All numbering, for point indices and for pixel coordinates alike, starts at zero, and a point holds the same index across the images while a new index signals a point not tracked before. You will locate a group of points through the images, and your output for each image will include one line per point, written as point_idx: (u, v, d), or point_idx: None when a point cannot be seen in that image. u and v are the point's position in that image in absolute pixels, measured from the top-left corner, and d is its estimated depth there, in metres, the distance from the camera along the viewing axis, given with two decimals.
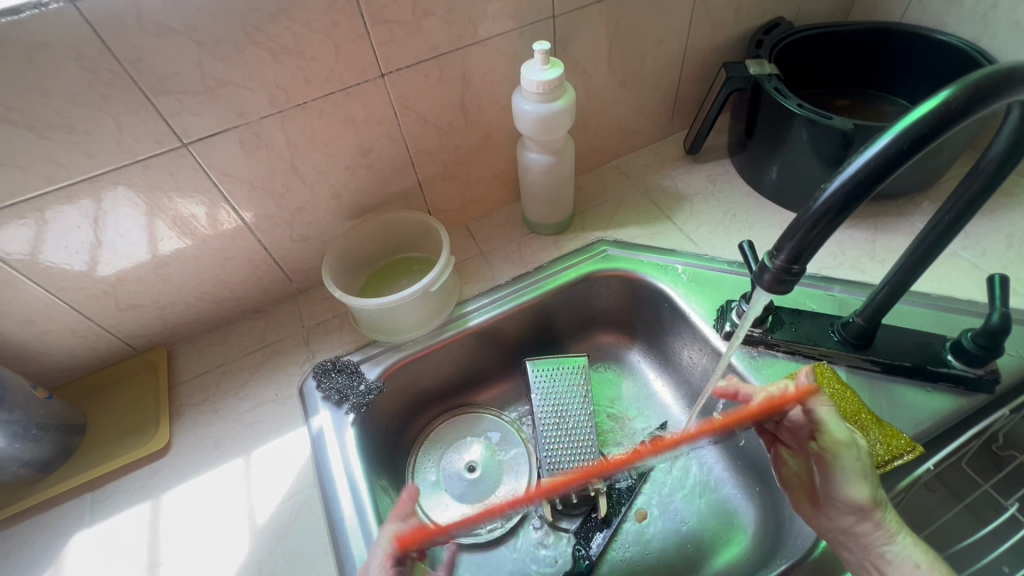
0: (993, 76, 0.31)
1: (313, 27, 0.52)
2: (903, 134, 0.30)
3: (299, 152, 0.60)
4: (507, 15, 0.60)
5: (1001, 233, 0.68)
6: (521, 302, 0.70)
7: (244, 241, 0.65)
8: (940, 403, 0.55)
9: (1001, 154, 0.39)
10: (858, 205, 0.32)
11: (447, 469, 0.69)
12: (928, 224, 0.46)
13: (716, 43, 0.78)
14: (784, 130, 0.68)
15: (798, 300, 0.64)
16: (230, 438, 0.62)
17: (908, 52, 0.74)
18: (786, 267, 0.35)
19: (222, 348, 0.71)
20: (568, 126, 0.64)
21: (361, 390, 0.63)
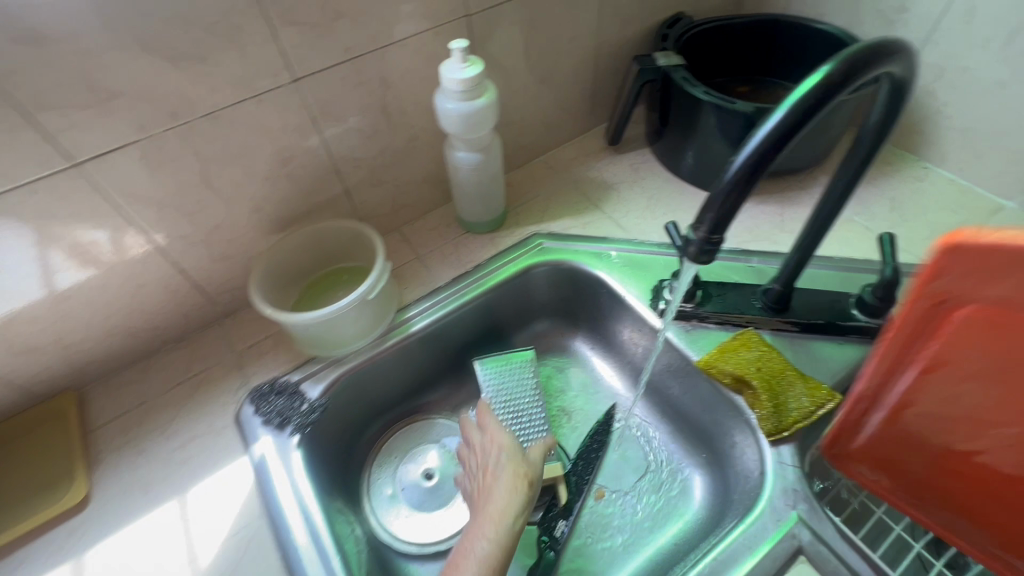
0: (864, 50, 0.35)
1: (214, 31, 0.49)
2: (794, 106, 0.33)
3: (212, 165, 0.56)
4: (422, 15, 0.60)
5: (885, 198, 0.76)
6: (462, 302, 0.70)
7: (157, 266, 0.60)
8: (853, 353, 0.61)
9: (878, 122, 0.43)
10: (763, 176, 0.35)
11: (403, 480, 0.69)
12: (825, 193, 0.50)
13: (625, 38, 0.81)
14: (695, 117, 0.72)
15: (722, 274, 0.68)
16: (160, 481, 0.57)
17: (795, 39, 0.81)
18: (708, 238, 0.37)
19: (142, 385, 0.65)
20: (493, 122, 0.64)
21: (303, 410, 0.60)
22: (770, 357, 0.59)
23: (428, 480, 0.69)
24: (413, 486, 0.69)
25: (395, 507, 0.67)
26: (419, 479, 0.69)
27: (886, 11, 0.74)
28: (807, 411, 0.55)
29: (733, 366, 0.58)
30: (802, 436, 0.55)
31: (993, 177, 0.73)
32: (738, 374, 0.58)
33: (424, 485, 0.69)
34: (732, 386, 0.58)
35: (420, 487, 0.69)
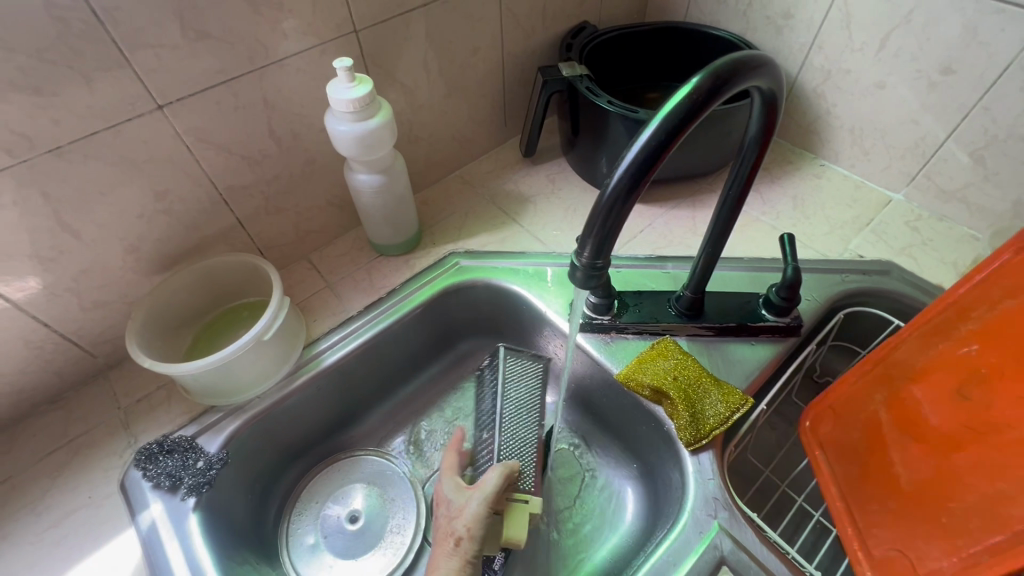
0: (729, 65, 0.34)
1: (47, 57, 0.43)
2: (659, 127, 0.33)
3: (66, 206, 0.50)
4: (303, 33, 0.56)
5: (788, 196, 0.79)
6: (377, 330, 0.66)
7: (11, 323, 0.53)
8: (764, 352, 0.62)
9: (757, 134, 0.43)
10: (639, 197, 0.35)
11: (326, 525, 0.65)
12: (721, 202, 0.50)
13: (530, 49, 0.81)
14: (602, 126, 0.72)
15: (638, 282, 0.68)
16: (28, 569, 0.50)
17: (695, 46, 0.83)
18: (592, 264, 0.37)
19: (8, 457, 0.57)
20: (392, 142, 0.61)
21: (198, 467, 0.55)
22: (685, 364, 0.59)
23: (353, 523, 0.65)
24: (337, 530, 0.64)
25: (317, 557, 0.62)
26: (343, 521, 0.65)
27: (774, 18, 0.77)
28: (722, 417, 0.55)
29: (651, 378, 0.58)
30: (719, 442, 0.55)
31: (881, 171, 0.77)
32: (656, 386, 0.58)
33: (348, 528, 0.65)
34: (651, 397, 0.58)
35: (344, 531, 0.64)
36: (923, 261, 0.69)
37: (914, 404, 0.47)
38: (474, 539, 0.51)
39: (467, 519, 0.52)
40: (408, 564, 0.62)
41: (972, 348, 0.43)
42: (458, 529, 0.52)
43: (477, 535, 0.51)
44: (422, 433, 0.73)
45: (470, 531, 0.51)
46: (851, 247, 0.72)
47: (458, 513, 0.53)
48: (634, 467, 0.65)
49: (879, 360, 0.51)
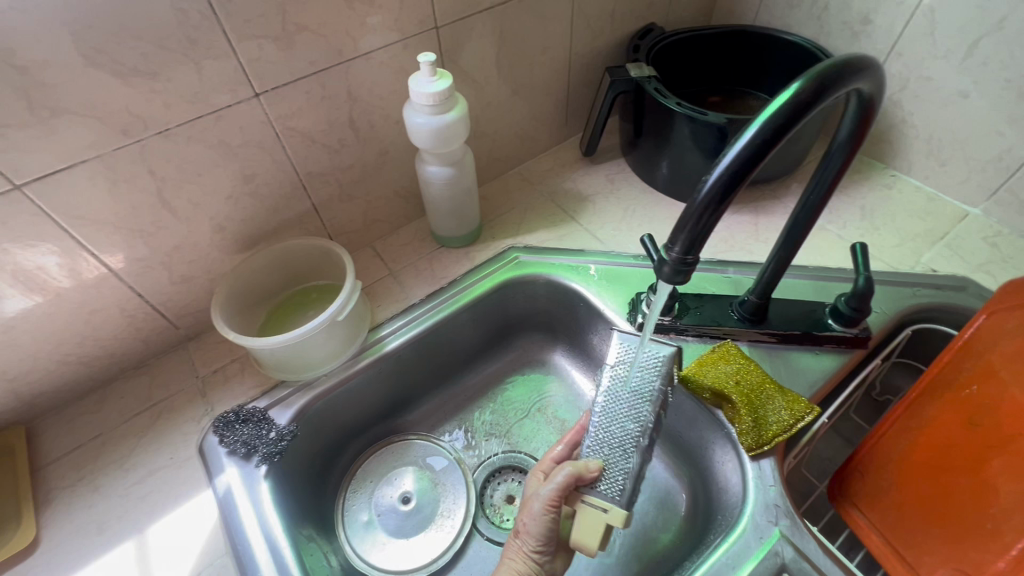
0: (834, 67, 0.34)
1: (166, 45, 0.46)
2: (765, 124, 0.33)
3: (168, 185, 0.54)
4: (389, 28, 0.58)
5: (856, 206, 0.77)
6: (438, 318, 0.68)
7: (111, 290, 0.57)
8: (829, 362, 0.61)
9: (847, 138, 0.43)
10: (736, 195, 0.35)
11: (379, 505, 0.67)
12: (799, 206, 0.50)
13: (597, 49, 0.81)
14: (668, 128, 0.72)
15: (699, 285, 0.68)
16: (117, 520, 0.54)
17: (765, 51, 0.82)
18: (681, 258, 0.37)
19: (98, 415, 0.61)
20: (464, 136, 0.63)
21: (271, 438, 0.57)
22: (748, 370, 0.59)
23: (405, 504, 0.67)
24: (390, 510, 0.66)
25: (372, 534, 0.65)
26: (396, 502, 0.67)
27: (851, 23, 0.75)
28: (785, 424, 0.54)
29: (712, 380, 0.58)
30: (780, 450, 0.55)
31: (958, 184, 0.74)
32: (716, 388, 0.57)
33: (401, 509, 0.66)
34: (710, 399, 0.58)
35: (397, 511, 0.66)
36: (1001, 278, 0.66)
37: (937, 431, 0.51)
38: (530, 535, 0.52)
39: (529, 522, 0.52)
40: (458, 548, 0.64)
41: (973, 388, 0.49)
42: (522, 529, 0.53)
43: (533, 533, 0.52)
44: (472, 423, 0.74)
45: (528, 527, 0.52)
46: (923, 261, 0.69)
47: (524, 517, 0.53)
48: (684, 470, 0.65)
49: (891, 418, 0.54)
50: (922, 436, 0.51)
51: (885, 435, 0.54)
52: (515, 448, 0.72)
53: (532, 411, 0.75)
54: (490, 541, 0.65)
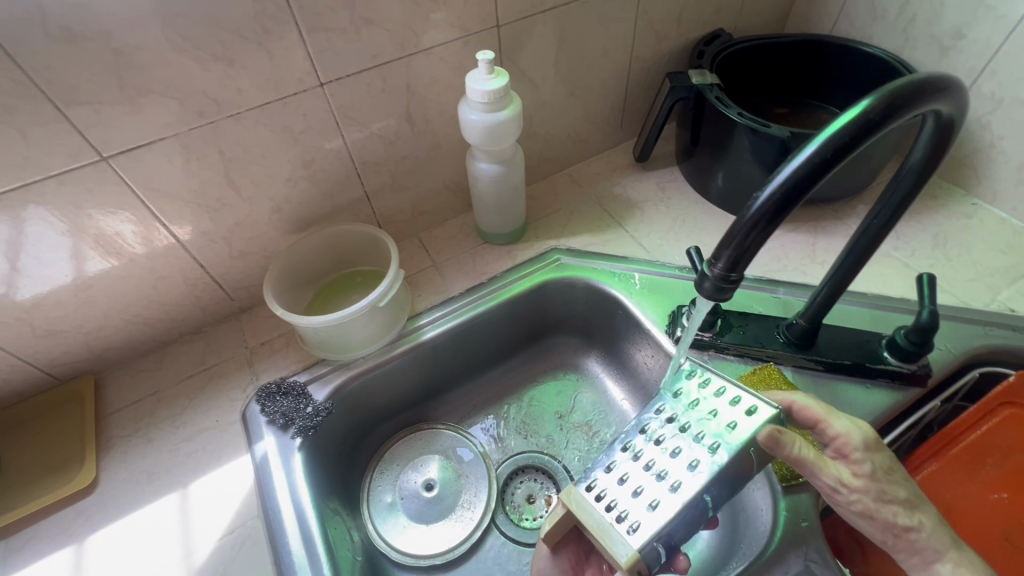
0: (908, 86, 0.32)
1: (244, 34, 0.49)
2: (827, 141, 0.31)
3: (235, 165, 0.57)
4: (451, 24, 0.60)
5: (928, 233, 0.72)
6: (476, 314, 0.69)
7: (177, 259, 0.61)
8: (880, 398, 0.57)
9: (919, 162, 0.40)
10: (788, 214, 0.33)
11: (403, 488, 0.69)
12: (859, 229, 0.47)
13: (660, 54, 0.80)
14: (726, 138, 0.70)
15: (745, 304, 0.65)
16: (165, 472, 0.58)
17: (840, 62, 0.77)
18: (725, 275, 0.35)
19: (157, 373, 0.66)
20: (517, 135, 0.63)
21: (308, 412, 0.60)
22: None
23: (428, 491, 0.69)
24: (413, 494, 0.68)
25: (394, 516, 0.66)
26: (420, 488, 0.69)
27: (940, 37, 0.70)
28: None
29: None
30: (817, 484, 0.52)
31: None
32: None
33: (424, 495, 0.68)
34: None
35: (420, 496, 0.68)
36: None
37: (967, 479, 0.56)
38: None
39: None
40: (475, 539, 0.65)
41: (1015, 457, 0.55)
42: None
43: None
44: (500, 420, 0.75)
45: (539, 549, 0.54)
46: (999, 299, 0.64)
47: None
48: None
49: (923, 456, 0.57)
50: (952, 483, 0.56)
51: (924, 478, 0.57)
52: (540, 449, 0.73)
53: (561, 414, 0.75)
54: (508, 539, 0.66)
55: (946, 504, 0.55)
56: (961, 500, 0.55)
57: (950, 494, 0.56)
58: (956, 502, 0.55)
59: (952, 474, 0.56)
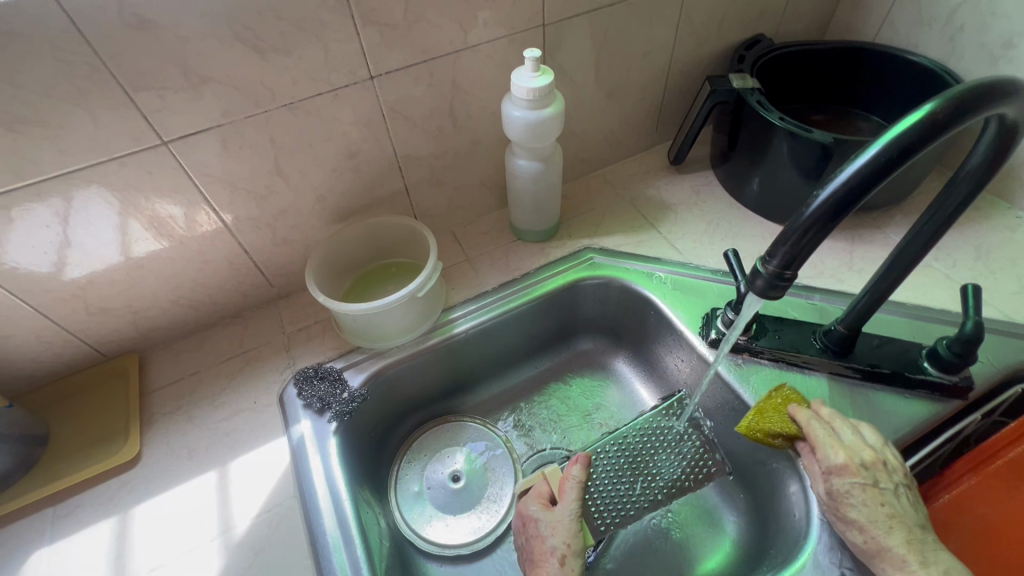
0: (975, 90, 0.33)
1: (302, 26, 0.51)
2: (891, 143, 0.32)
3: (284, 153, 0.59)
4: (498, 22, 0.61)
5: (970, 245, 0.70)
6: (508, 309, 0.70)
7: (223, 243, 0.63)
8: (918, 409, 0.57)
9: (978, 167, 0.41)
10: (847, 214, 0.34)
11: (430, 479, 0.70)
12: (908, 235, 0.47)
13: (700, 57, 0.80)
14: (765, 143, 0.69)
15: (781, 308, 0.65)
16: (205, 449, 0.60)
17: (883, 71, 0.77)
18: (778, 273, 0.36)
19: (198, 355, 0.68)
20: (557, 133, 0.64)
21: (343, 398, 0.62)
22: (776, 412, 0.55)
23: (454, 482, 0.69)
24: (440, 485, 0.69)
25: (421, 506, 0.67)
26: (446, 479, 0.70)
27: (990, 46, 0.69)
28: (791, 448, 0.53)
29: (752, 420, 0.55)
30: None
31: None
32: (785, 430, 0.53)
33: (450, 486, 0.69)
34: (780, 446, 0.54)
35: (447, 487, 0.69)
36: None
37: (1008, 496, 0.55)
38: (575, 554, 0.49)
39: (564, 534, 0.50)
40: (500, 532, 0.66)
41: None
42: (557, 547, 0.50)
43: (579, 550, 0.49)
44: (525, 416, 0.75)
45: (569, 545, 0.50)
46: None
47: (552, 531, 0.51)
48: (741, 497, 0.63)
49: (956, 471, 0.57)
50: (991, 498, 0.55)
51: (961, 495, 0.56)
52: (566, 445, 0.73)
53: (587, 412, 0.75)
54: None
55: (987, 520, 0.54)
56: (1002, 518, 0.54)
57: (990, 512, 0.55)
58: (1000, 520, 0.54)
59: (989, 490, 0.55)
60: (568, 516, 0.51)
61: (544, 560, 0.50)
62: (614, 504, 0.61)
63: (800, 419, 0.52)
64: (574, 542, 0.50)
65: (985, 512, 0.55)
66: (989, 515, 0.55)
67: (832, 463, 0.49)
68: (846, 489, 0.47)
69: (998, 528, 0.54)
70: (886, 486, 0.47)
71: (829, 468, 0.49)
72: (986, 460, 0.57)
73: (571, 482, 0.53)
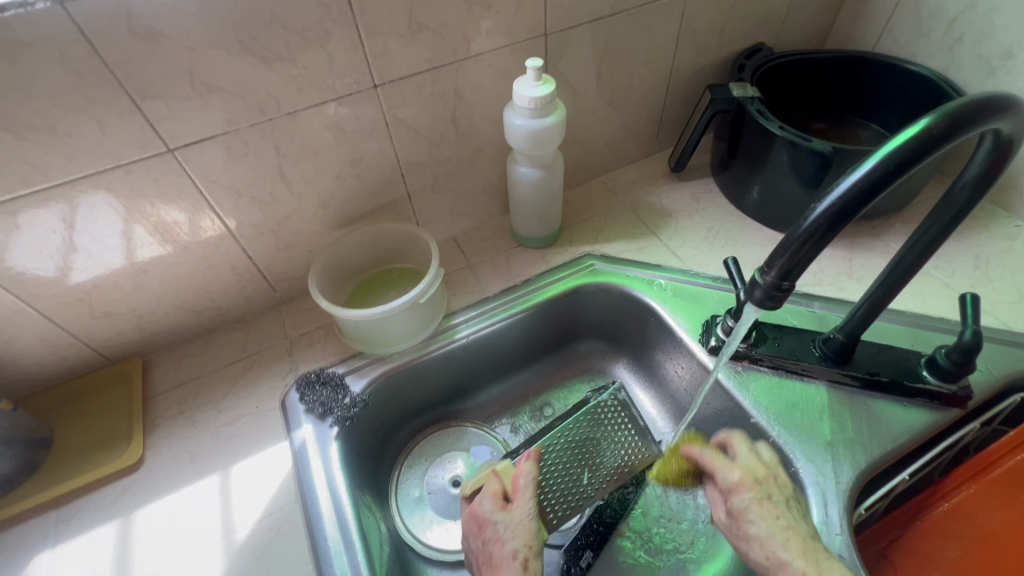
0: (970, 105, 0.33)
1: (307, 36, 0.51)
2: (887, 157, 0.32)
3: (288, 160, 0.59)
4: (501, 32, 0.61)
5: (970, 253, 0.71)
6: (509, 315, 0.70)
7: (227, 248, 0.63)
8: (917, 417, 0.57)
9: (976, 179, 0.41)
10: (844, 227, 0.34)
11: (431, 484, 0.70)
12: (906, 245, 0.47)
13: (700, 66, 0.80)
14: (765, 151, 0.70)
15: (780, 316, 0.65)
16: (207, 453, 0.60)
17: (883, 80, 0.77)
18: (776, 284, 0.36)
19: (201, 359, 0.69)
20: (559, 141, 0.65)
21: (345, 403, 0.62)
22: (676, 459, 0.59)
23: (455, 487, 0.70)
24: (441, 490, 0.69)
25: (421, 510, 0.68)
26: (447, 484, 0.70)
27: (988, 57, 0.69)
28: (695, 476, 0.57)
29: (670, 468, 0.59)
30: (849, 501, 0.52)
31: None
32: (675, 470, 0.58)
33: (451, 491, 0.69)
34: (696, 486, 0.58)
35: (447, 493, 0.69)
36: None
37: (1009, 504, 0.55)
38: (533, 554, 0.49)
39: (523, 535, 0.50)
40: None
41: None
42: (517, 549, 0.49)
43: (536, 551, 0.49)
44: (526, 422, 0.76)
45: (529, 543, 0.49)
46: None
47: (512, 534, 0.50)
48: None
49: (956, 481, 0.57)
50: (991, 507, 0.55)
51: (961, 504, 0.56)
52: None
53: None
54: None
55: (987, 530, 0.55)
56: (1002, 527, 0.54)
57: (990, 521, 0.55)
58: (1001, 530, 0.54)
59: (989, 499, 0.55)
60: (525, 517, 0.51)
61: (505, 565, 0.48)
62: (565, 492, 0.59)
63: (694, 454, 0.55)
64: (533, 542, 0.50)
65: (984, 522, 0.55)
66: (988, 524, 0.55)
67: (729, 482, 0.50)
68: (742, 503, 0.48)
69: (999, 537, 0.54)
70: (779, 500, 0.47)
71: (728, 488, 0.50)
72: (986, 469, 0.57)
73: (526, 479, 0.54)
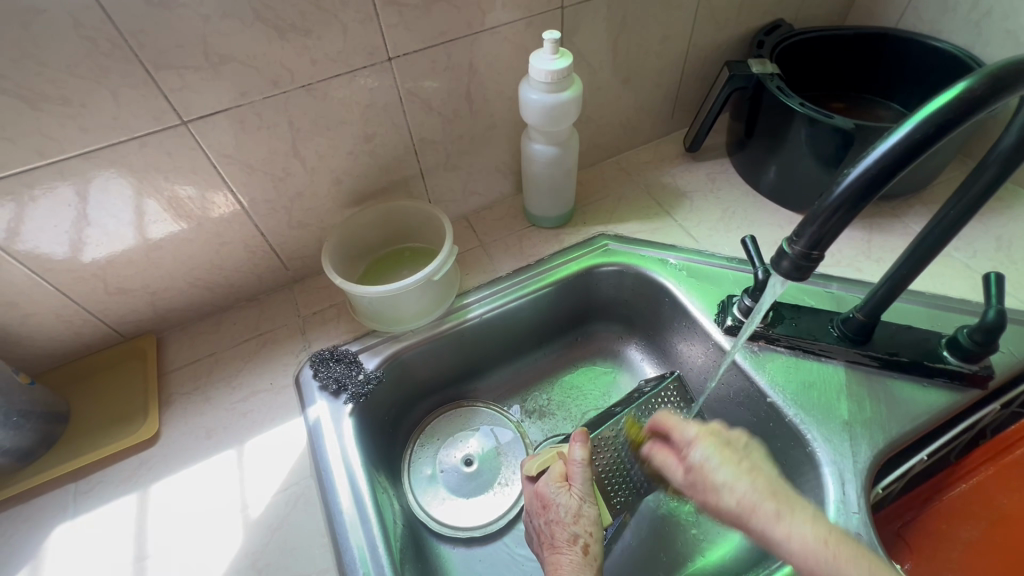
0: (1014, 64, 0.32)
1: (322, 6, 0.50)
2: (927, 119, 0.31)
3: (301, 136, 0.59)
4: (516, 4, 0.60)
5: (991, 235, 0.69)
6: (522, 295, 0.70)
7: (240, 225, 0.63)
8: (937, 398, 0.56)
9: (1012, 146, 0.40)
10: (878, 195, 0.33)
11: (444, 463, 0.70)
12: (935, 217, 0.46)
13: (718, 42, 0.79)
14: (784, 130, 0.69)
15: (798, 296, 0.65)
16: (223, 428, 0.60)
17: (905, 57, 0.75)
18: (805, 253, 0.35)
19: (214, 337, 0.69)
20: (574, 117, 0.64)
21: (360, 379, 0.62)
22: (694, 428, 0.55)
23: (467, 466, 0.70)
24: (453, 469, 0.70)
25: (434, 488, 0.68)
26: (459, 463, 0.70)
27: (1015, 32, 0.67)
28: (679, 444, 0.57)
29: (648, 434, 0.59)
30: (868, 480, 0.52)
31: None
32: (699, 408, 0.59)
33: (463, 470, 0.70)
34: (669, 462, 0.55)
35: (460, 471, 0.69)
36: None
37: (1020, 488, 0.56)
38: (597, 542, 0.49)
39: (586, 521, 0.50)
40: (512, 516, 0.66)
41: None
42: (580, 534, 0.49)
43: (598, 537, 0.50)
44: (537, 402, 0.76)
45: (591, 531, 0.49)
46: None
47: (572, 517, 0.50)
48: None
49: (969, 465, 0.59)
50: (1006, 490, 0.57)
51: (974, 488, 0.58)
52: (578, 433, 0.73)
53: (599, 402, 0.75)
54: None
55: (1004, 513, 0.56)
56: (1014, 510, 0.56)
57: (1001, 504, 0.57)
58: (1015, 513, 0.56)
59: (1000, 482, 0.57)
60: (584, 501, 0.51)
61: (560, 549, 0.49)
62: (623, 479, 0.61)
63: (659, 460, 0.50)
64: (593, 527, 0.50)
65: (998, 505, 0.57)
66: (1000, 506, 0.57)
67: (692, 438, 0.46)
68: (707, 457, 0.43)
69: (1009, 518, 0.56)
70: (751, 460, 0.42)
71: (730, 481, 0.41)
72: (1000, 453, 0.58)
73: (581, 463, 0.53)
